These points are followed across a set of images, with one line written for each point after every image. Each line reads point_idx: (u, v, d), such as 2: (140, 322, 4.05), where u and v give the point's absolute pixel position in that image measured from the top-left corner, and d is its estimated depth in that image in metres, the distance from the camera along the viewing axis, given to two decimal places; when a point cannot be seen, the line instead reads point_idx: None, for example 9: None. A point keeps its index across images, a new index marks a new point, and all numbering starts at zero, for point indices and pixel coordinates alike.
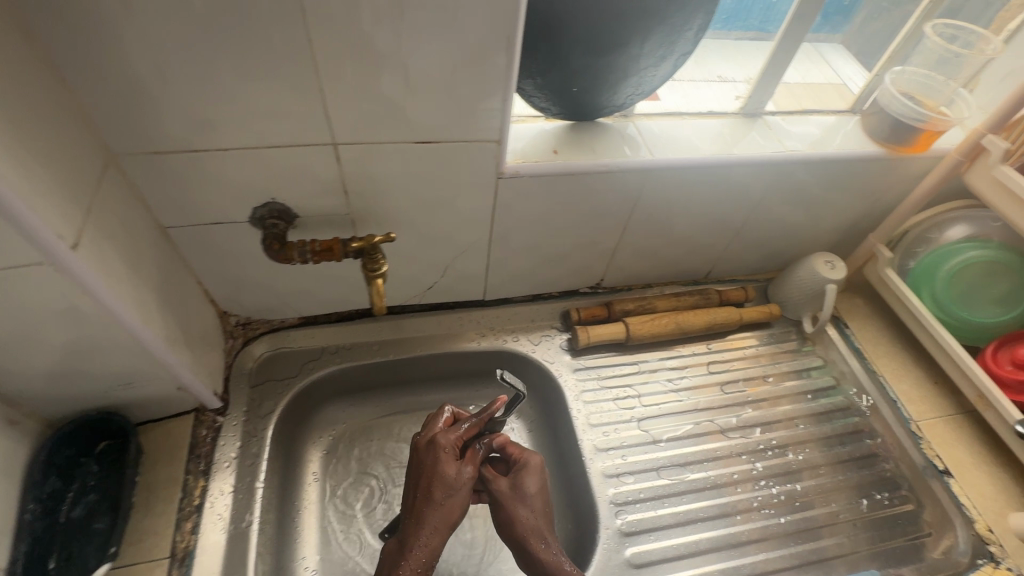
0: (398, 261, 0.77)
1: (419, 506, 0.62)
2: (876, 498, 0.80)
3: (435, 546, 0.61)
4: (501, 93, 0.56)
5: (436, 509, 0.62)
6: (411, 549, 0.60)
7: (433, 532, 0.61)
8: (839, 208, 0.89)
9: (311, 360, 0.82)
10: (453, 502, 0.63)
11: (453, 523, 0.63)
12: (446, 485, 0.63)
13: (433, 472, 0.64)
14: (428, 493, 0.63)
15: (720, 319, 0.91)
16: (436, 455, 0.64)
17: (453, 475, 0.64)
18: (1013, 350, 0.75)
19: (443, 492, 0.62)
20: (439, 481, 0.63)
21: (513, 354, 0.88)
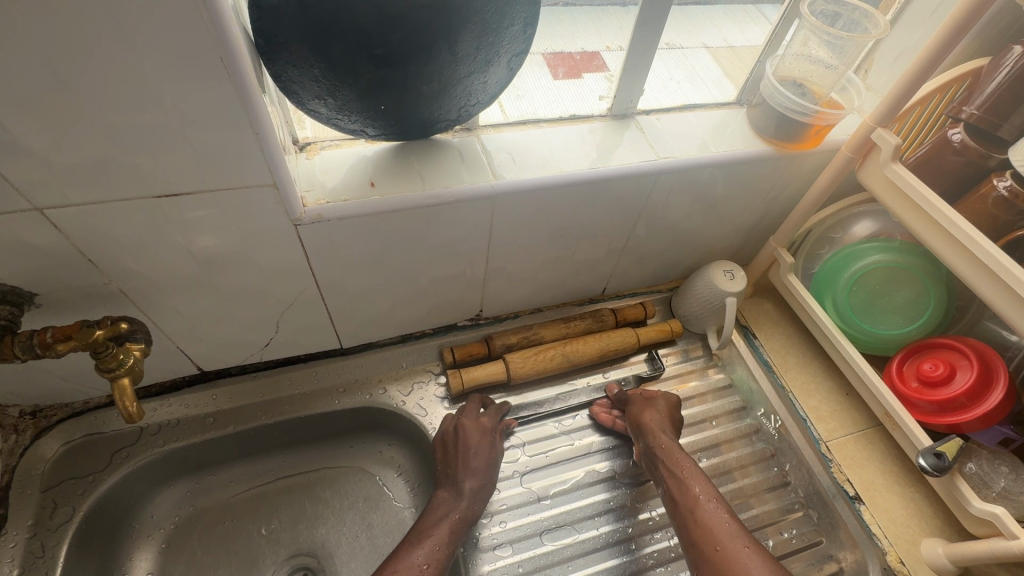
0: (211, 325, 0.64)
1: (464, 464, 0.68)
2: (784, 538, 0.72)
3: (474, 501, 0.66)
4: (250, 125, 0.43)
5: (490, 470, 0.69)
6: (459, 498, 0.66)
7: (473, 483, 0.67)
8: (733, 212, 0.80)
9: (127, 446, 0.69)
10: (490, 461, 0.69)
11: (490, 484, 0.69)
12: (485, 447, 0.69)
13: (475, 437, 0.70)
14: (469, 456, 0.68)
15: (614, 345, 0.81)
16: (475, 426, 0.71)
17: (498, 444, 0.72)
18: (918, 365, 0.68)
19: (479, 458, 0.68)
20: (472, 447, 0.69)
21: (381, 408, 0.77)
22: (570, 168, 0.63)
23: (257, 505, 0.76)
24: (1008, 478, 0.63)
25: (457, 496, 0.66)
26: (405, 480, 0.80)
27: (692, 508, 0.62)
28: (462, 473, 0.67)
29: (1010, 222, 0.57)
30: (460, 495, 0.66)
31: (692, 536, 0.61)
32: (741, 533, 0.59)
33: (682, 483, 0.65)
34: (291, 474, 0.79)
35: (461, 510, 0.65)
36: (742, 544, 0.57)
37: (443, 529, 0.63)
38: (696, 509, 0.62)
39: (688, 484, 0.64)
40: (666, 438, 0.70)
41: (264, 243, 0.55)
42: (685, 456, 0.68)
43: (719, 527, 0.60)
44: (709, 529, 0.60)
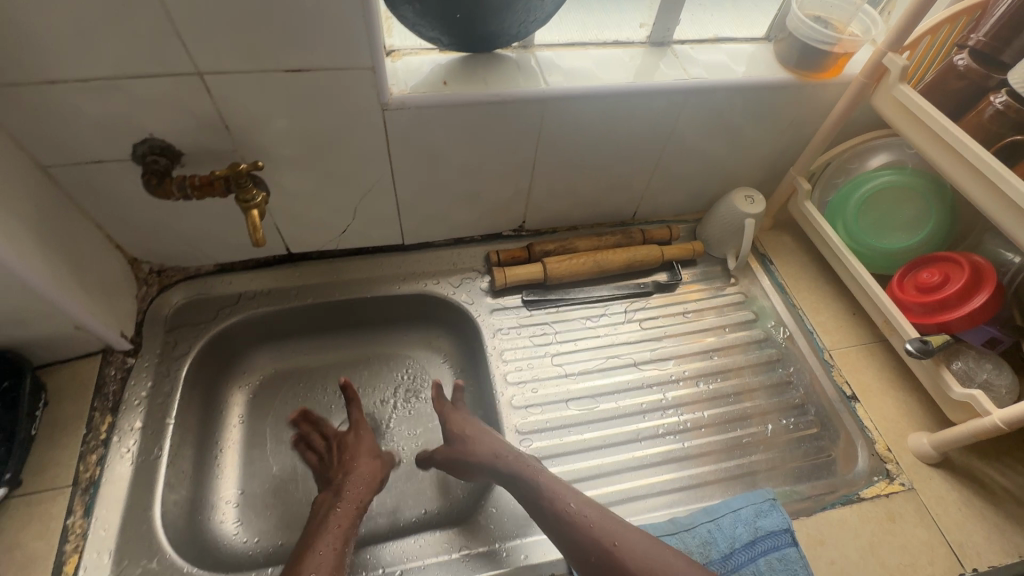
0: (304, 203, 0.77)
1: (345, 462, 0.74)
2: (782, 424, 0.80)
3: (364, 492, 0.71)
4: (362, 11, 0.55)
5: (374, 470, 0.74)
6: (341, 496, 0.70)
7: (357, 480, 0.72)
8: (757, 141, 0.88)
9: (228, 306, 0.84)
10: (374, 463, 0.75)
11: (372, 481, 0.73)
12: (364, 447, 0.76)
13: (351, 438, 0.77)
14: (354, 454, 0.75)
15: (639, 257, 0.91)
16: (352, 426, 0.78)
17: (377, 447, 0.78)
18: (916, 275, 0.75)
19: (364, 458, 0.75)
20: (350, 442, 0.76)
21: (434, 297, 0.89)
22: (610, 81, 0.73)
23: (327, 372, 0.90)
24: (990, 373, 0.71)
25: (343, 491, 0.70)
26: (449, 364, 0.92)
27: (561, 511, 0.62)
28: (348, 476, 0.72)
29: (1001, 131, 0.64)
30: (342, 496, 0.70)
31: (574, 543, 0.61)
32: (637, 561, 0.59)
33: (527, 464, 0.68)
34: (355, 351, 0.92)
35: (345, 506, 0.68)
36: (619, 543, 0.60)
37: (336, 526, 0.65)
38: (558, 505, 0.63)
39: (552, 487, 0.65)
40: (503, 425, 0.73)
41: (356, 124, 0.68)
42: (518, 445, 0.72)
43: (597, 528, 0.61)
44: (598, 530, 0.61)
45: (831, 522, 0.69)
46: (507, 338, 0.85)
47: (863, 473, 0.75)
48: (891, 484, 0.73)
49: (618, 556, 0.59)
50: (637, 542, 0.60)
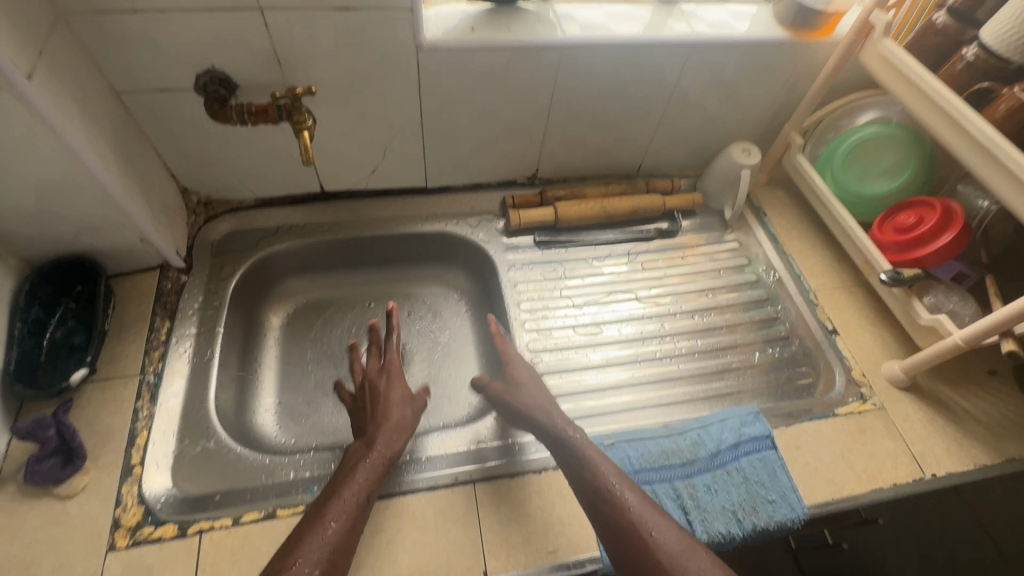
0: (341, 140, 0.85)
1: (380, 412, 0.72)
2: (769, 352, 0.88)
3: (393, 443, 0.68)
4: None
5: (405, 424, 0.71)
6: (372, 447, 0.67)
7: (388, 431, 0.69)
8: (756, 98, 0.95)
9: (267, 237, 0.92)
10: (405, 415, 0.72)
11: (405, 433, 0.70)
12: (400, 399, 0.74)
13: (389, 389, 0.75)
14: (389, 406, 0.72)
15: (644, 205, 0.99)
16: (387, 378, 0.76)
17: (416, 400, 0.76)
18: (896, 218, 0.83)
19: (394, 404, 0.73)
20: (383, 390, 0.74)
21: (453, 236, 0.97)
22: (623, 32, 0.81)
23: (354, 303, 0.99)
24: (956, 303, 0.78)
25: (371, 442, 0.67)
26: (465, 301, 1.01)
27: (601, 486, 0.62)
28: (378, 426, 0.69)
29: (970, 80, 0.71)
30: (372, 445, 0.67)
31: (606, 519, 0.60)
32: (676, 546, 0.57)
33: (573, 437, 0.67)
34: (379, 287, 1.01)
35: (375, 455, 0.65)
36: (657, 534, 0.58)
37: (361, 478, 0.62)
38: (602, 482, 0.63)
39: (593, 461, 0.64)
40: (538, 386, 0.75)
41: (393, 64, 0.75)
42: (558, 409, 0.72)
43: (633, 513, 0.60)
44: (633, 516, 0.60)
45: (808, 431, 0.77)
46: (521, 272, 0.93)
47: (840, 394, 0.83)
48: (864, 404, 0.81)
49: (651, 548, 0.57)
50: (675, 539, 0.58)
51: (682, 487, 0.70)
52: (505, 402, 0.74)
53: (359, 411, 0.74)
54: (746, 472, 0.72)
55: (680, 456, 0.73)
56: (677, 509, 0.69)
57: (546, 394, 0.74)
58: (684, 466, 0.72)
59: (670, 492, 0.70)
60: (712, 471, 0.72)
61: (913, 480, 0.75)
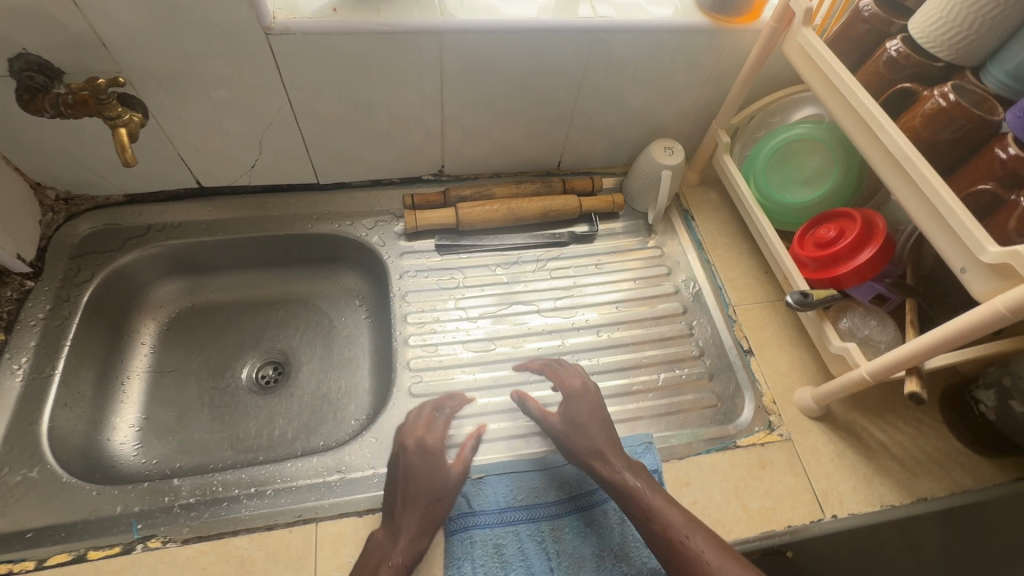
0: (206, 133, 0.77)
1: (404, 492, 0.61)
2: (676, 373, 0.81)
3: (421, 538, 0.59)
4: None
5: (439, 505, 0.62)
6: (397, 540, 0.59)
7: (412, 522, 0.60)
8: (679, 91, 0.86)
9: (136, 237, 0.84)
10: (437, 496, 0.62)
11: (437, 518, 0.61)
12: (431, 472, 0.63)
13: (418, 459, 0.63)
14: (413, 484, 0.62)
15: (556, 206, 0.91)
16: (414, 448, 0.64)
17: (455, 469, 0.65)
18: (817, 230, 0.74)
19: (424, 479, 0.62)
20: (414, 467, 0.63)
21: (346, 238, 0.90)
22: (515, 16, 0.72)
23: (245, 308, 0.93)
24: (873, 328, 0.72)
25: (397, 535, 0.59)
26: (364, 307, 0.95)
27: (672, 539, 0.56)
28: (403, 514, 0.60)
29: (893, 80, 0.62)
30: (397, 537, 0.59)
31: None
32: None
33: (628, 483, 0.61)
34: (273, 290, 0.94)
35: (397, 552, 0.58)
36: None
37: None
38: (672, 533, 0.57)
39: (660, 511, 0.58)
40: (602, 427, 0.66)
41: (241, 48, 0.66)
42: (619, 449, 0.65)
43: (711, 568, 0.54)
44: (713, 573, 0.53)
45: (702, 466, 0.71)
46: (414, 280, 0.86)
47: (746, 421, 0.76)
48: (769, 435, 0.74)
49: None
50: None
51: (547, 528, 0.65)
52: (569, 442, 0.66)
53: (388, 487, 0.63)
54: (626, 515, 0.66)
55: (548, 493, 0.67)
56: (540, 554, 0.63)
57: (611, 439, 0.65)
58: (553, 504, 0.66)
59: (534, 535, 0.64)
60: (583, 511, 0.66)
61: (809, 521, 0.68)
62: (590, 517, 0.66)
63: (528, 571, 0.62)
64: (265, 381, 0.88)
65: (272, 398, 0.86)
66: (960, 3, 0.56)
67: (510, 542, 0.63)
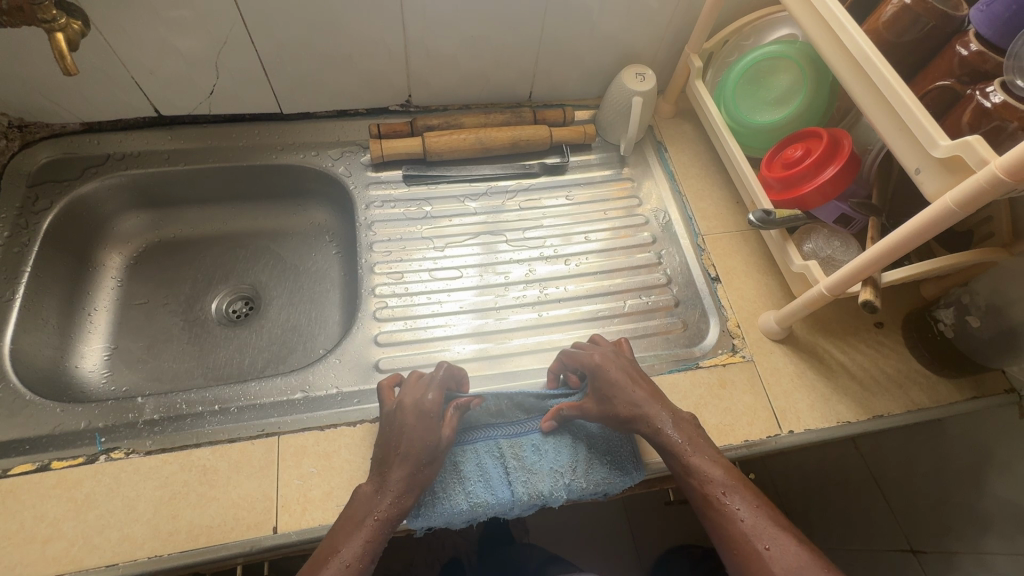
0: (158, 53, 0.74)
1: (397, 450, 0.58)
2: (642, 300, 0.81)
3: (404, 497, 0.57)
4: None
5: (431, 465, 0.59)
6: (384, 494, 0.56)
7: (400, 479, 0.57)
8: (650, 12, 0.83)
9: (94, 167, 0.82)
10: (428, 456, 0.59)
11: (427, 478, 0.59)
12: (427, 433, 0.59)
13: (414, 419, 0.60)
14: (404, 442, 0.58)
15: (526, 136, 0.89)
16: (409, 410, 0.60)
17: (447, 433, 0.61)
18: (784, 152, 0.73)
19: (415, 439, 0.59)
20: (406, 421, 0.59)
21: (312, 170, 0.88)
22: None
23: (213, 243, 0.92)
24: (835, 250, 0.72)
25: (386, 493, 0.57)
26: (334, 242, 0.94)
27: (711, 497, 0.57)
28: (393, 469, 0.57)
29: None
30: (384, 491, 0.56)
31: (727, 539, 0.55)
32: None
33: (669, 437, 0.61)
34: (241, 225, 0.93)
35: (382, 508, 0.56)
36: (772, 548, 0.52)
37: (363, 539, 0.54)
38: (709, 489, 0.57)
39: (703, 467, 0.58)
40: (644, 389, 0.64)
41: None
42: (663, 403, 0.63)
43: (746, 526, 0.54)
44: (749, 532, 0.54)
45: (663, 385, 0.72)
46: (381, 211, 0.85)
47: (709, 345, 0.77)
48: (732, 357, 0.75)
49: (765, 565, 0.51)
50: (791, 555, 0.51)
51: (505, 446, 0.66)
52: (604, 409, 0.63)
53: (380, 444, 0.60)
54: (592, 437, 0.67)
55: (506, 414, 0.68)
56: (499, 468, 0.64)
57: (650, 397, 0.63)
58: (512, 423, 0.67)
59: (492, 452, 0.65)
60: (539, 427, 0.67)
61: (767, 436, 0.70)
62: (548, 433, 0.67)
63: (489, 483, 0.63)
64: (235, 315, 0.88)
65: (242, 331, 0.87)
66: None
67: (468, 458, 0.64)
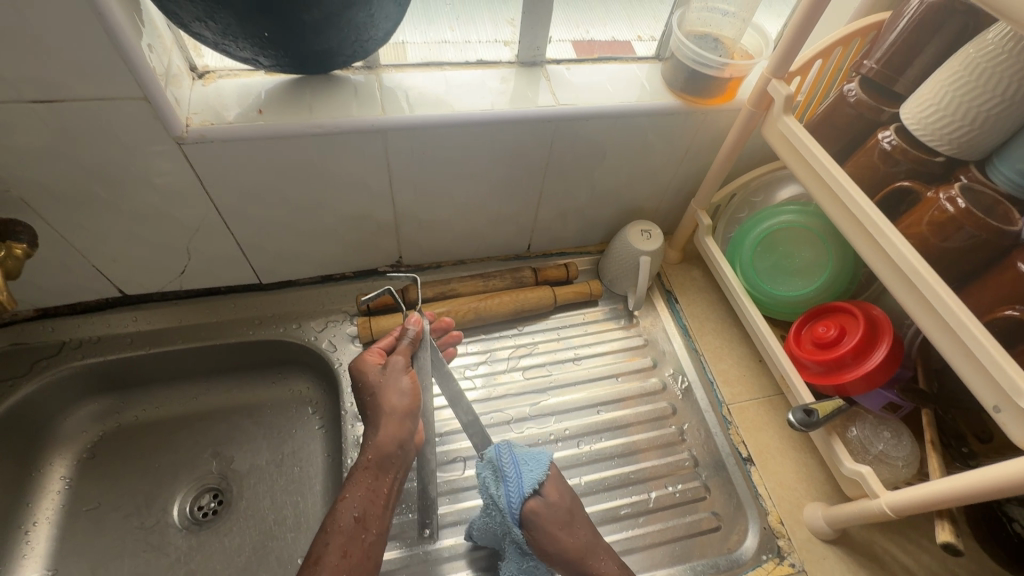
0: (122, 245, 0.68)
1: (371, 405, 0.58)
2: (668, 491, 0.71)
3: (400, 427, 0.57)
4: (100, 32, 0.47)
5: (399, 406, 0.58)
6: (371, 435, 0.57)
7: (386, 427, 0.57)
8: (653, 171, 0.80)
9: (45, 360, 0.74)
10: (399, 405, 0.58)
11: (398, 406, 0.58)
12: (382, 383, 0.59)
13: (373, 377, 0.59)
14: (370, 396, 0.58)
15: (529, 302, 0.83)
16: (356, 360, 0.61)
17: (405, 374, 0.60)
18: (813, 328, 0.67)
19: (385, 389, 0.58)
20: (370, 377, 0.59)
21: (294, 344, 0.80)
22: (463, 107, 0.65)
23: (179, 425, 0.81)
24: (887, 443, 0.64)
25: (378, 439, 0.57)
26: (317, 415, 0.83)
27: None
28: (373, 424, 0.57)
29: (890, 173, 0.56)
30: (370, 437, 0.57)
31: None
32: None
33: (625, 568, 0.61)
34: (212, 401, 0.83)
35: (372, 449, 0.56)
36: None
37: (362, 486, 0.55)
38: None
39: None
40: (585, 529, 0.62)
41: (152, 160, 0.58)
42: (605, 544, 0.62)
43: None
44: None
45: None
46: None
47: (749, 551, 0.67)
48: (779, 565, 0.65)
49: None
50: None
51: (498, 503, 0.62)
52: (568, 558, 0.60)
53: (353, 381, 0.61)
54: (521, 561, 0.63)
55: (531, 475, 0.62)
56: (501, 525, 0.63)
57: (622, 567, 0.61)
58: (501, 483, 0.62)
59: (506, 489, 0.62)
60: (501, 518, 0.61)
61: None
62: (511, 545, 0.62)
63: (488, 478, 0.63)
64: (202, 514, 0.75)
65: (206, 537, 0.73)
66: (956, 93, 0.51)
67: (505, 464, 0.63)
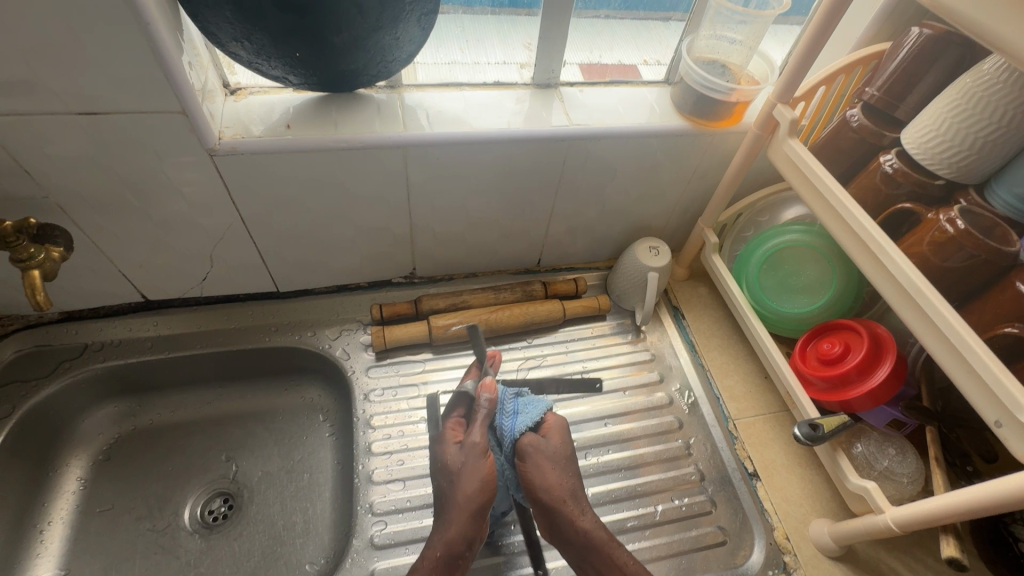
0: (149, 250, 0.70)
1: (453, 500, 0.60)
2: (674, 504, 0.72)
3: (471, 524, 0.59)
4: (148, 51, 0.50)
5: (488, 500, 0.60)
6: (445, 530, 0.60)
7: (463, 520, 0.59)
8: (661, 190, 0.82)
9: (67, 361, 0.76)
10: (473, 501, 0.59)
11: (468, 498, 0.59)
12: (467, 477, 0.61)
13: (451, 473, 0.62)
14: (461, 486, 0.60)
15: (538, 315, 0.84)
16: (437, 441, 0.65)
17: (477, 438, 0.63)
18: (818, 345, 0.68)
19: (471, 480, 0.60)
20: (454, 471, 0.62)
21: (308, 351, 0.82)
22: (481, 126, 0.68)
23: (192, 429, 0.82)
24: (892, 459, 0.65)
25: (451, 533, 0.59)
26: (328, 422, 0.84)
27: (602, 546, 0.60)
28: (450, 517, 0.60)
29: (892, 196, 0.58)
30: (446, 525, 0.60)
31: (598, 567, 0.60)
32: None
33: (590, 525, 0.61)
34: (226, 406, 0.84)
35: (442, 543, 0.59)
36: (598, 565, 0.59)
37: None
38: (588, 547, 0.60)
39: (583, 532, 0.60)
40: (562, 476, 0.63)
41: (185, 170, 0.61)
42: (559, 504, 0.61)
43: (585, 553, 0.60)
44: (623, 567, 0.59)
45: None
46: (381, 401, 0.78)
47: (755, 566, 0.67)
48: None
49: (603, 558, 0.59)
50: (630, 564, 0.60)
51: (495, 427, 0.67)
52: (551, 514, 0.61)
53: (439, 473, 0.63)
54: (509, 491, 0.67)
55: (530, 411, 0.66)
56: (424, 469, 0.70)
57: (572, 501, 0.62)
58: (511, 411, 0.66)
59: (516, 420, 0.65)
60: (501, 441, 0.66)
61: None
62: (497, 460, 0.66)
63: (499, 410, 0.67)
64: (211, 518, 0.76)
65: (216, 542, 0.74)
66: (954, 119, 0.53)
67: (505, 401, 0.68)
